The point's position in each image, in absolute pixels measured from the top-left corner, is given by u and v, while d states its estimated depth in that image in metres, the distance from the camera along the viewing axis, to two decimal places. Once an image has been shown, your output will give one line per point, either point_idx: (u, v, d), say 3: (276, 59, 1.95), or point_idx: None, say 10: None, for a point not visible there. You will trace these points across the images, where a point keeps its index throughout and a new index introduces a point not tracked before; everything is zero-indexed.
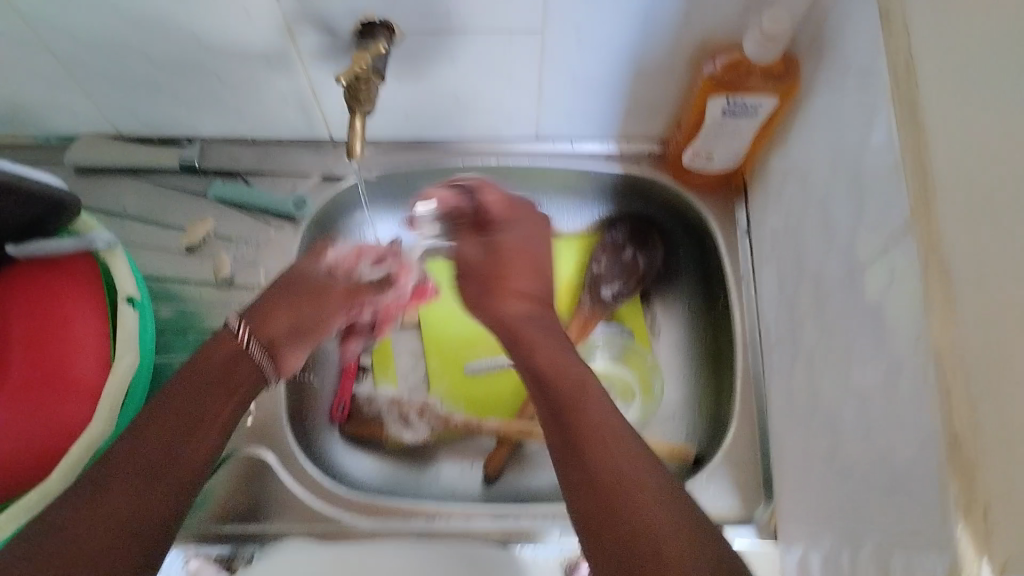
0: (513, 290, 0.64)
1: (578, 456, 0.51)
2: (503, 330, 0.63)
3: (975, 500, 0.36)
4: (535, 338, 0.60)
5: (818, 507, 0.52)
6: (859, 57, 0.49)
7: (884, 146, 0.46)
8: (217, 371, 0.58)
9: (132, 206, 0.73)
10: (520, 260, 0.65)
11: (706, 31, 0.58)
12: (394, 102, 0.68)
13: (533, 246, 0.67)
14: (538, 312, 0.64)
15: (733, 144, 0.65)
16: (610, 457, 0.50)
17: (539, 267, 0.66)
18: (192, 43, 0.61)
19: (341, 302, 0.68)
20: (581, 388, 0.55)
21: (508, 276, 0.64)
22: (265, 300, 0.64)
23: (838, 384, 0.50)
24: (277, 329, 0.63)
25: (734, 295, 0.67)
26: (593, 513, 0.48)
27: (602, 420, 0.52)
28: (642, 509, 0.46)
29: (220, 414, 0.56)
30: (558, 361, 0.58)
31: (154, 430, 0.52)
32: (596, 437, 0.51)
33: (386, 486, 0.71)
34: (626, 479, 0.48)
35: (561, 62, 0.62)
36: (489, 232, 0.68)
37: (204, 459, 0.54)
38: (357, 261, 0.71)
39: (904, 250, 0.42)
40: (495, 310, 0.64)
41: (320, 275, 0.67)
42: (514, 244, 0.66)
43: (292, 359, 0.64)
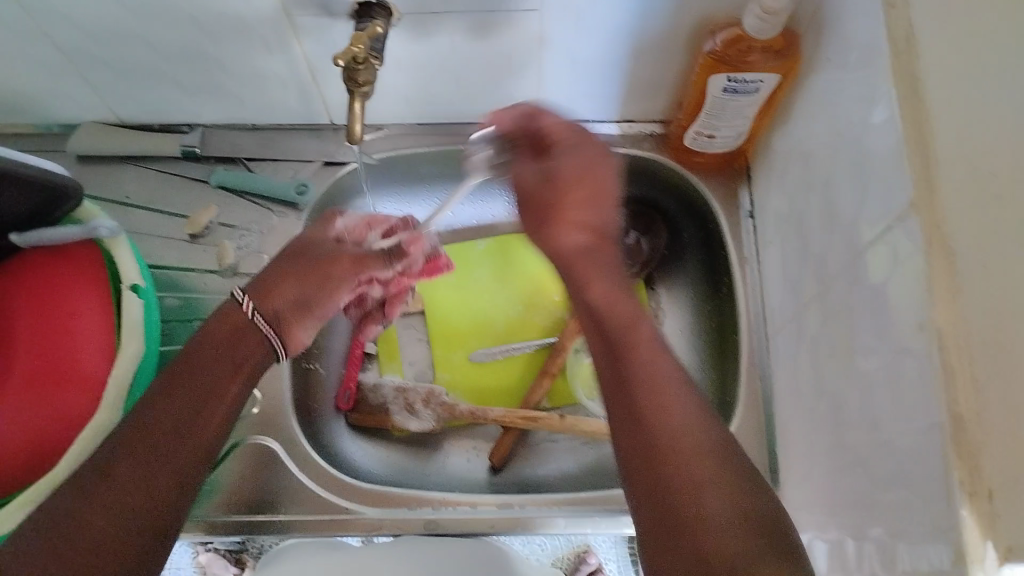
0: (573, 218, 0.53)
1: (624, 377, 0.46)
2: (561, 266, 0.54)
3: (979, 483, 0.34)
4: (588, 286, 0.51)
5: (825, 494, 0.50)
6: (860, 30, 0.48)
7: (885, 119, 0.44)
8: (225, 344, 0.53)
9: (135, 194, 0.73)
10: (580, 181, 0.53)
11: (706, 8, 0.57)
12: (392, 86, 0.68)
13: (593, 173, 0.54)
14: (597, 246, 0.53)
15: (736, 124, 0.63)
16: (667, 400, 0.44)
17: (598, 188, 0.54)
18: (187, 29, 0.60)
19: (348, 276, 0.61)
20: (632, 322, 0.48)
21: (566, 204, 0.54)
22: (271, 271, 0.59)
23: (841, 368, 0.49)
24: (280, 300, 0.57)
25: (740, 279, 0.66)
26: (641, 467, 0.42)
27: (663, 365, 0.45)
28: (687, 446, 0.41)
29: (231, 381, 0.52)
30: (609, 295, 0.50)
31: (154, 410, 0.48)
32: (644, 377, 0.45)
33: (392, 475, 0.71)
34: (678, 420, 0.43)
35: (559, 42, 0.61)
36: (548, 151, 0.55)
37: (217, 425, 0.50)
38: (367, 231, 0.64)
39: (905, 226, 0.41)
40: (552, 239, 0.54)
41: (326, 250, 0.60)
42: (574, 171, 0.54)
43: (298, 335, 0.58)
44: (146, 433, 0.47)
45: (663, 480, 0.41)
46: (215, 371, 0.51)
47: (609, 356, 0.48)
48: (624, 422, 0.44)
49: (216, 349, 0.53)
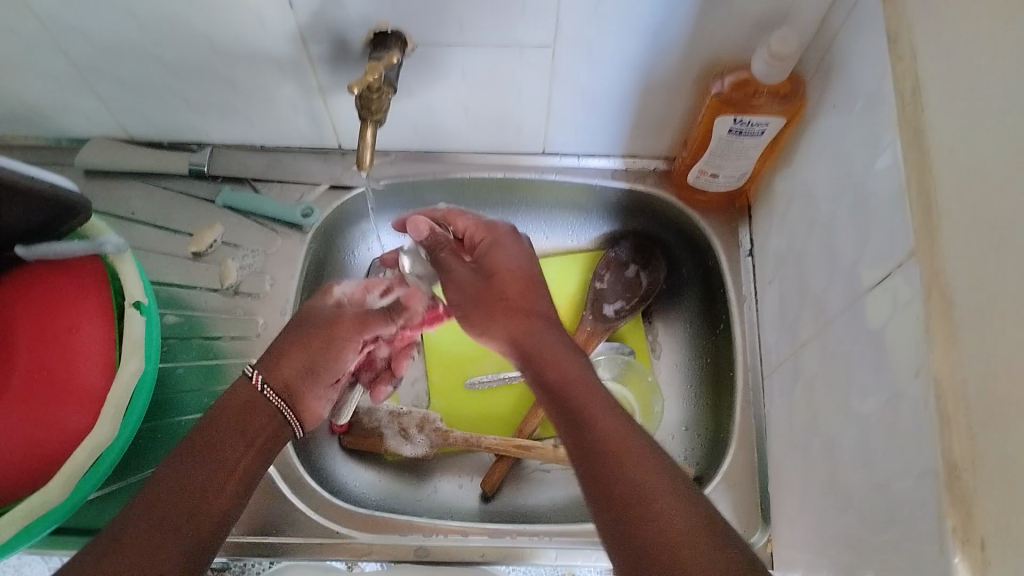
0: (512, 308, 0.57)
1: (590, 449, 0.46)
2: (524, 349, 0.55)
3: (973, 531, 0.35)
4: (545, 364, 0.52)
5: (816, 536, 0.51)
6: (866, 81, 0.49)
7: (889, 168, 0.45)
8: (235, 419, 0.53)
9: (141, 209, 0.74)
10: (512, 276, 0.58)
11: (715, 50, 0.58)
12: (401, 116, 0.69)
13: (525, 265, 0.58)
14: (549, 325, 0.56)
15: (739, 164, 0.64)
16: (638, 477, 0.44)
17: (527, 277, 0.58)
18: (203, 49, 0.61)
19: (349, 335, 0.61)
20: (582, 381, 0.50)
21: (506, 295, 0.57)
22: (276, 344, 0.59)
23: (836, 409, 0.49)
24: (290, 370, 0.57)
25: (736, 315, 0.67)
26: (611, 518, 0.43)
27: (623, 434, 0.46)
28: (660, 512, 0.42)
29: (242, 456, 0.51)
30: (559, 362, 0.52)
31: (169, 482, 0.47)
32: (610, 440, 0.46)
33: (382, 499, 0.70)
34: (643, 488, 0.43)
35: (568, 78, 0.62)
36: (475, 254, 0.60)
37: (230, 497, 0.49)
38: (367, 294, 0.66)
39: (905, 272, 0.42)
40: (504, 330, 0.56)
41: (325, 313, 0.61)
42: (507, 264, 0.58)
43: (311, 405, 0.58)
44: (153, 516, 0.45)
45: (633, 536, 0.42)
46: (231, 451, 0.51)
47: (568, 422, 0.49)
48: (599, 501, 0.44)
49: (229, 421, 0.53)
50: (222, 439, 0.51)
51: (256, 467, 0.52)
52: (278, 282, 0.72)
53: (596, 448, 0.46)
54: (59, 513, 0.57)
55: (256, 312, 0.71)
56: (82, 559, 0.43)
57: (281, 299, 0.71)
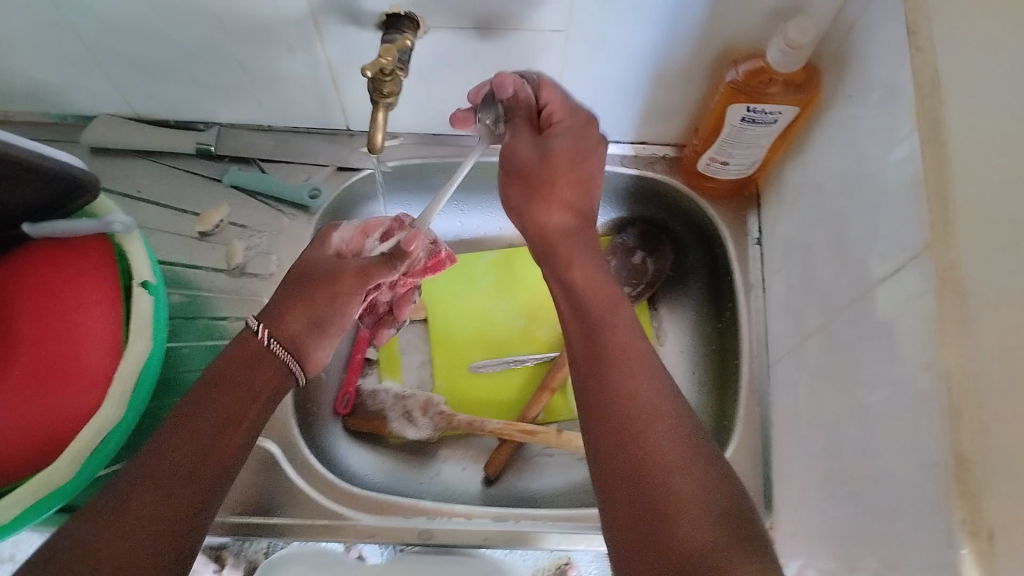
0: (561, 198, 0.56)
1: (597, 363, 0.48)
2: (541, 243, 0.57)
3: (980, 524, 0.35)
4: (571, 266, 0.54)
5: (817, 525, 0.51)
6: (882, 72, 0.49)
7: (903, 161, 0.45)
8: (244, 369, 0.54)
9: (147, 188, 0.74)
10: (568, 169, 0.56)
11: (729, 37, 0.58)
12: (411, 98, 0.68)
13: (587, 152, 0.56)
14: (578, 227, 0.56)
15: (749, 153, 0.64)
16: (639, 401, 0.45)
17: (581, 170, 0.56)
18: (213, 27, 0.61)
19: (355, 291, 0.58)
20: (611, 304, 0.51)
21: (556, 183, 0.56)
22: (280, 294, 0.58)
23: (843, 400, 0.49)
24: (295, 327, 0.56)
25: (742, 305, 0.67)
26: (605, 429, 0.45)
27: (635, 355, 0.48)
28: (652, 429, 0.43)
29: (246, 412, 0.52)
30: (591, 282, 0.53)
31: (172, 438, 0.48)
32: (622, 363, 0.47)
33: (384, 482, 0.70)
34: (643, 409, 0.44)
35: (581, 62, 0.62)
36: (546, 131, 0.56)
37: (235, 450, 0.50)
38: (364, 239, 0.62)
39: (917, 266, 0.42)
40: (539, 218, 0.56)
41: (331, 265, 0.58)
42: (567, 155, 0.55)
43: (316, 355, 0.58)
44: (177, 450, 0.48)
45: (625, 452, 0.43)
46: (249, 387, 0.53)
47: (584, 334, 0.50)
48: (595, 421, 0.46)
49: (233, 380, 0.53)
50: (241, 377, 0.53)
51: (259, 419, 0.53)
52: (285, 263, 0.72)
53: (602, 365, 0.47)
54: (66, 492, 0.57)
55: (261, 293, 0.71)
56: (86, 519, 0.44)
57: None
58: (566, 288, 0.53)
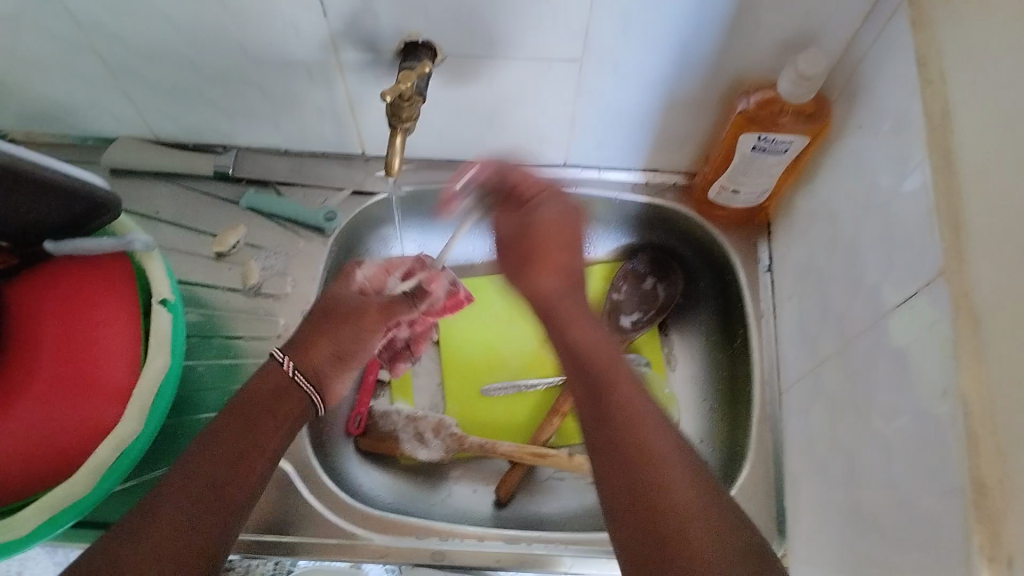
0: (550, 263, 0.55)
1: (607, 419, 0.47)
2: (540, 307, 0.55)
3: (999, 550, 0.35)
4: (569, 327, 0.52)
5: (834, 551, 0.52)
6: (894, 104, 0.50)
7: (916, 191, 0.46)
8: (267, 400, 0.54)
9: (165, 210, 0.74)
10: (557, 236, 0.57)
11: (742, 68, 0.59)
12: (427, 123, 0.69)
13: (570, 224, 0.58)
14: (572, 288, 0.55)
15: (760, 181, 0.65)
16: (654, 459, 0.44)
17: (569, 238, 0.57)
18: (235, 53, 0.62)
19: (377, 325, 0.62)
20: (609, 361, 0.50)
21: (549, 252, 0.56)
22: (305, 328, 0.60)
23: (858, 426, 0.50)
24: (321, 357, 0.58)
25: (754, 331, 0.67)
26: (618, 484, 0.44)
27: (643, 409, 0.47)
28: (671, 489, 0.43)
29: (269, 437, 0.52)
30: (587, 338, 0.52)
31: (200, 461, 0.49)
32: (629, 416, 0.46)
33: (397, 503, 0.71)
34: (658, 467, 0.44)
35: (595, 90, 0.63)
36: (528, 205, 0.59)
37: (258, 475, 0.51)
38: (386, 276, 0.66)
39: (932, 294, 0.42)
40: (531, 282, 0.56)
41: (353, 301, 0.61)
42: (552, 221, 0.58)
43: (338, 389, 0.59)
44: (190, 488, 0.47)
45: (647, 508, 0.42)
46: (264, 424, 0.53)
47: (586, 390, 0.49)
48: (608, 475, 0.45)
49: (256, 408, 0.53)
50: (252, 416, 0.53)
51: (280, 446, 0.53)
52: (300, 283, 0.73)
53: (610, 419, 0.47)
54: (82, 507, 0.57)
55: (276, 313, 0.72)
56: (114, 540, 0.44)
57: (303, 301, 0.72)
58: (564, 344, 0.52)
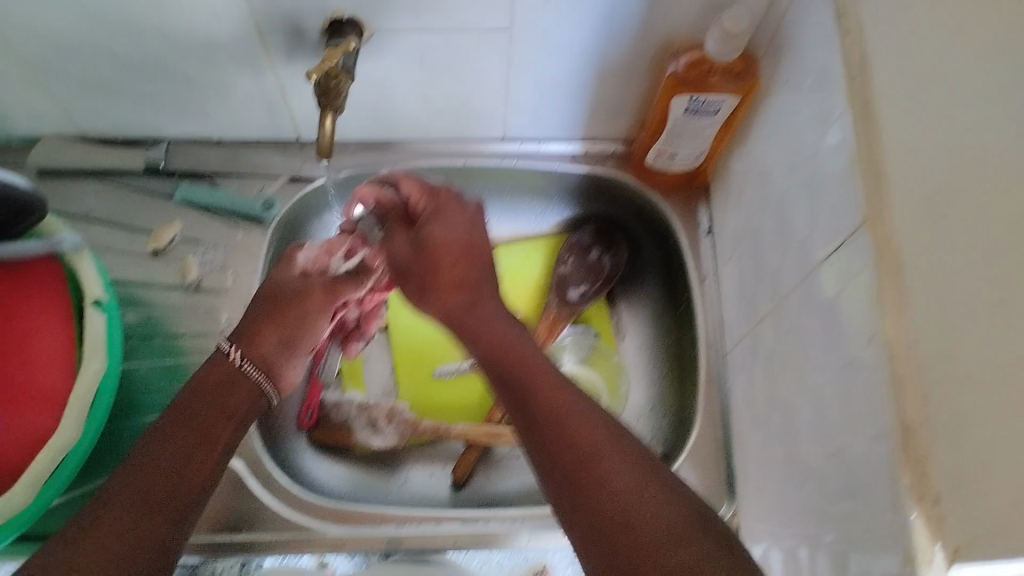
0: (447, 281, 0.55)
1: (533, 415, 0.47)
2: (449, 322, 0.55)
3: (927, 489, 0.35)
4: (481, 332, 0.53)
5: (778, 506, 0.52)
6: (815, 56, 0.50)
7: (837, 142, 0.46)
8: (216, 389, 0.53)
9: (97, 208, 0.73)
10: (452, 247, 0.56)
11: (669, 31, 0.59)
12: (359, 105, 0.68)
13: (466, 239, 0.56)
14: (495, 268, 0.56)
15: (696, 144, 0.65)
16: (583, 443, 0.44)
17: (467, 249, 0.56)
18: (155, 41, 0.60)
19: (323, 309, 0.61)
20: (527, 358, 0.50)
21: (441, 270, 0.55)
22: (250, 317, 0.59)
23: (795, 380, 0.50)
24: (267, 344, 0.57)
25: (697, 296, 0.67)
26: (558, 478, 0.44)
27: (565, 396, 0.47)
28: (607, 469, 0.43)
29: (223, 426, 0.52)
30: (505, 343, 0.51)
31: (155, 450, 0.48)
32: (558, 409, 0.46)
33: (352, 492, 0.70)
34: (588, 451, 0.44)
35: (525, 61, 0.62)
36: (418, 224, 0.59)
37: (215, 462, 0.50)
38: (329, 257, 0.63)
39: (856, 242, 0.43)
40: (437, 303, 0.55)
41: (297, 286, 0.60)
42: (452, 238, 0.56)
43: (289, 373, 0.58)
44: (144, 478, 0.46)
45: (582, 496, 0.42)
46: (215, 414, 0.52)
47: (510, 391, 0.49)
48: (546, 471, 0.45)
49: (207, 396, 0.52)
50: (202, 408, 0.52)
51: (235, 436, 0.53)
52: (241, 277, 0.71)
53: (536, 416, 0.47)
54: (23, 519, 0.57)
55: (218, 309, 0.70)
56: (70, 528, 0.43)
57: (243, 295, 0.70)
58: (479, 349, 0.52)
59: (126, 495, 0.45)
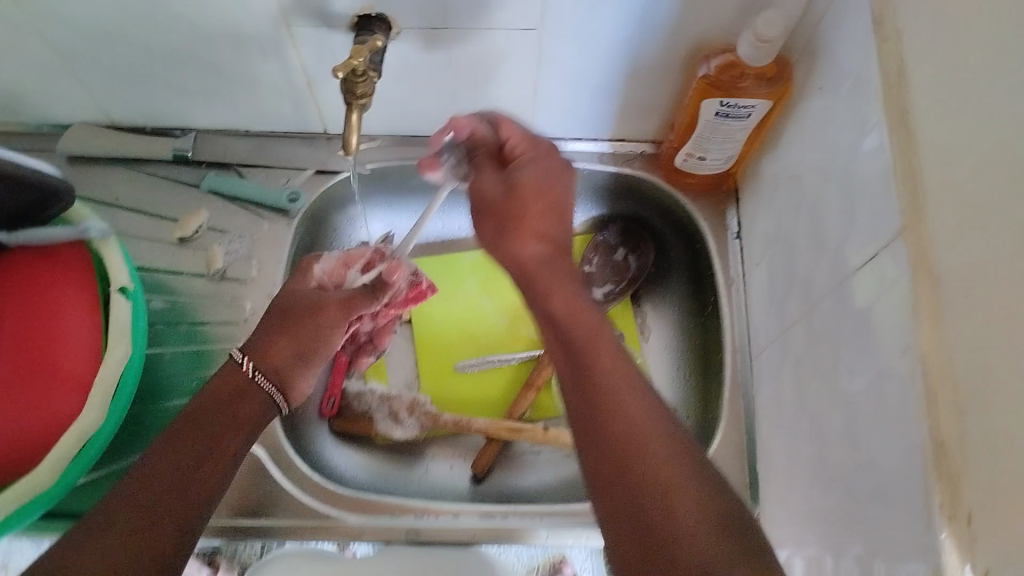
0: (533, 229, 0.54)
1: (588, 385, 0.46)
2: (517, 275, 0.54)
3: (959, 506, 0.36)
4: (549, 298, 0.51)
5: (802, 513, 0.52)
6: (853, 64, 0.49)
7: (875, 152, 0.45)
8: (223, 401, 0.54)
9: (125, 196, 0.73)
10: (542, 199, 0.54)
11: (702, 32, 0.58)
12: (386, 99, 0.68)
13: (554, 185, 0.55)
14: (554, 255, 0.53)
15: (726, 146, 0.65)
16: (638, 427, 0.43)
17: (557, 204, 0.55)
18: (186, 34, 0.60)
19: (337, 322, 0.61)
20: (594, 330, 0.48)
21: (526, 215, 0.54)
22: (260, 331, 0.59)
23: (824, 389, 0.50)
24: (281, 356, 0.58)
25: (724, 299, 0.67)
26: (601, 457, 0.44)
27: (623, 372, 0.46)
28: (656, 456, 0.42)
29: (231, 439, 0.52)
30: (574, 312, 0.49)
31: (159, 462, 0.48)
32: (615, 389, 0.45)
33: (373, 482, 0.71)
34: (640, 433, 0.43)
35: (555, 60, 0.62)
36: (511, 167, 0.57)
37: (221, 475, 0.50)
38: (346, 270, 0.65)
39: (893, 254, 0.42)
40: (511, 249, 0.54)
41: (311, 300, 0.61)
42: (532, 184, 0.55)
43: (300, 386, 0.59)
44: (149, 492, 0.46)
45: (628, 476, 0.42)
46: (212, 438, 0.51)
47: (568, 353, 0.48)
48: (589, 444, 0.45)
49: (213, 411, 0.53)
50: (197, 432, 0.51)
51: (243, 446, 0.53)
52: (266, 267, 0.71)
53: (592, 386, 0.46)
54: (49, 496, 0.57)
55: (243, 297, 0.71)
56: (72, 544, 0.43)
57: (267, 288, 0.71)
58: (546, 315, 0.50)
59: (120, 524, 0.44)
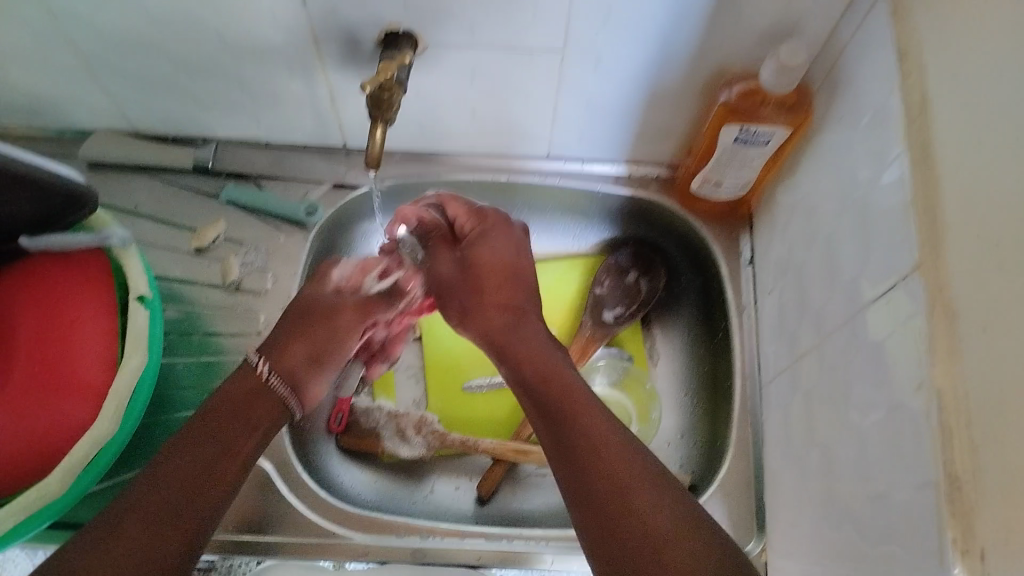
0: (493, 300, 0.61)
1: (570, 446, 0.48)
2: (488, 341, 0.60)
3: (972, 543, 0.35)
4: (521, 361, 0.56)
5: (810, 546, 0.51)
6: (873, 95, 0.49)
7: (894, 182, 0.45)
8: (241, 400, 0.54)
9: (144, 204, 0.74)
10: (496, 267, 0.63)
11: (722, 60, 0.59)
12: (406, 117, 0.69)
13: (507, 264, 0.63)
14: (516, 322, 0.60)
15: (742, 174, 0.65)
16: (621, 478, 0.45)
17: (512, 271, 0.63)
18: (214, 45, 0.61)
19: (353, 326, 0.63)
20: (569, 387, 0.52)
21: (486, 288, 0.62)
22: (280, 329, 0.60)
23: (835, 420, 0.50)
24: (294, 359, 0.58)
25: (735, 325, 0.67)
26: (588, 514, 0.45)
27: (603, 427, 0.48)
28: (641, 509, 0.43)
29: (245, 440, 0.52)
30: (546, 375, 0.53)
31: (175, 461, 0.48)
32: (593, 445, 0.47)
33: (377, 501, 0.70)
34: (624, 486, 0.45)
35: (575, 83, 0.62)
36: (463, 244, 0.66)
37: (235, 473, 0.50)
38: (364, 277, 0.65)
39: (909, 287, 0.42)
40: (481, 321, 0.61)
41: (330, 300, 0.62)
42: (494, 258, 0.63)
43: (314, 390, 0.59)
44: (163, 489, 0.46)
45: (615, 526, 0.43)
46: (227, 447, 0.51)
47: (551, 422, 0.50)
48: (577, 501, 0.46)
49: (229, 409, 0.53)
50: (210, 440, 0.50)
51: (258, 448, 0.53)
52: (280, 279, 0.72)
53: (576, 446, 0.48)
54: (55, 508, 0.56)
55: (257, 308, 0.71)
56: (84, 539, 0.43)
57: (283, 297, 0.71)
58: (520, 380, 0.55)
59: (130, 520, 0.44)
